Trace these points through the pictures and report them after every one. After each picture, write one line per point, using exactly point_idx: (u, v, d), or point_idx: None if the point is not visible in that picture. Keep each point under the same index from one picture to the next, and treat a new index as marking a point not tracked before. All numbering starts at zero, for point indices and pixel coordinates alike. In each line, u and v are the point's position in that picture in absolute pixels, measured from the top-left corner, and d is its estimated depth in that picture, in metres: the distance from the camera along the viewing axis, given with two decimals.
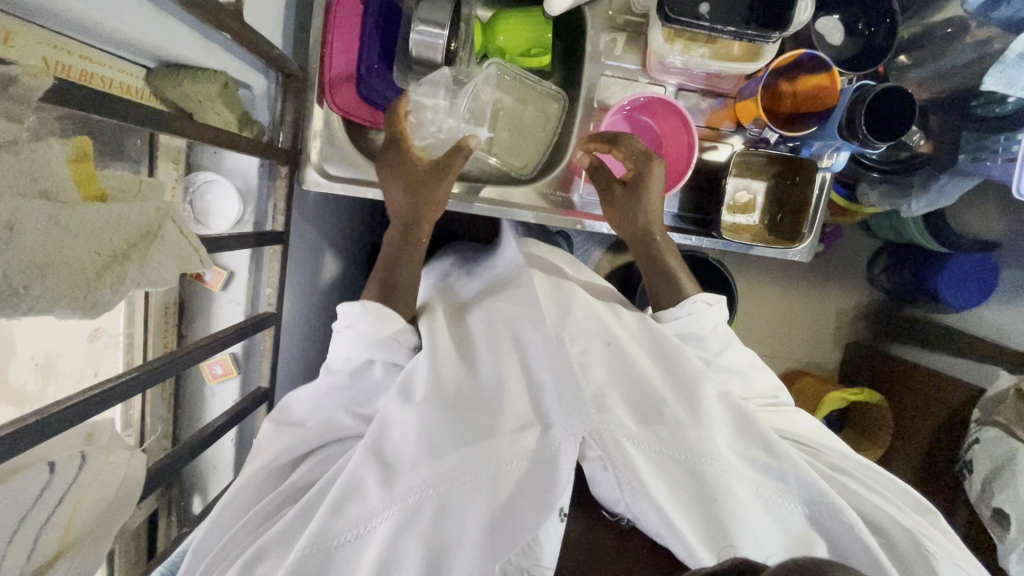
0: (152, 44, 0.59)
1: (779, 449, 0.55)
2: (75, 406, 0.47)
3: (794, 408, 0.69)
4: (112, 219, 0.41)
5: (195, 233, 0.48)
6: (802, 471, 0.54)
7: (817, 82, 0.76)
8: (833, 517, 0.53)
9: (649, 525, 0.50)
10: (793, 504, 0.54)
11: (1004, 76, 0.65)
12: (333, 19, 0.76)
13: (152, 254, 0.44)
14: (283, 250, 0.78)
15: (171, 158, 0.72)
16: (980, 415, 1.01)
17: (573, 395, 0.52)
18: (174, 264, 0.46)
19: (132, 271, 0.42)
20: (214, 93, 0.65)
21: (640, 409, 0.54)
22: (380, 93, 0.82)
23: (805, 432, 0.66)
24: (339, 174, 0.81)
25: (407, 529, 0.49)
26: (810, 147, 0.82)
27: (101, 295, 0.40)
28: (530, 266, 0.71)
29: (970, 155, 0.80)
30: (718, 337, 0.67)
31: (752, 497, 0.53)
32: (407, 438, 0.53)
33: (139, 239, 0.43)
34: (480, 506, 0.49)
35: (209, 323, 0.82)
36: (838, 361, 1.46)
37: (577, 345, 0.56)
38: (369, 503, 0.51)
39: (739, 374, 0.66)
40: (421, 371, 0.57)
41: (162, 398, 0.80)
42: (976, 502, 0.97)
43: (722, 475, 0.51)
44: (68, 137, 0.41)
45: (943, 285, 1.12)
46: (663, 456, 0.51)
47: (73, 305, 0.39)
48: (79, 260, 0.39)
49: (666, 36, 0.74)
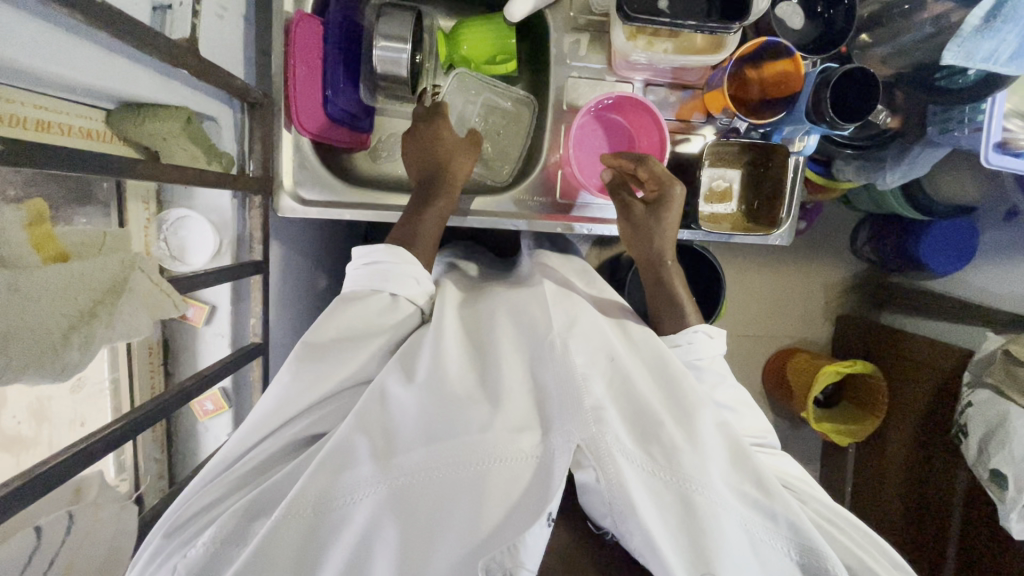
0: (108, 88, 0.58)
1: (774, 489, 0.54)
2: (63, 463, 0.46)
3: (781, 452, 0.68)
4: (74, 278, 0.40)
5: (167, 279, 0.48)
6: (793, 515, 0.53)
7: (780, 68, 0.76)
8: (816, 560, 0.52)
9: (632, 544, 0.49)
10: (779, 543, 0.53)
11: (962, 49, 0.65)
12: (293, 43, 0.75)
13: (122, 307, 0.44)
14: (263, 280, 0.77)
15: (140, 198, 0.71)
16: (970, 378, 1.03)
17: (573, 405, 0.51)
18: (146, 313, 0.46)
19: (101, 329, 0.42)
20: (178, 131, 0.64)
21: (638, 422, 0.54)
22: (349, 113, 0.82)
23: (791, 475, 0.65)
24: (314, 198, 0.80)
25: (391, 509, 0.49)
26: (780, 132, 0.82)
27: (69, 356, 0.40)
28: (546, 279, 0.72)
29: (937, 127, 0.82)
30: (710, 371, 0.68)
31: (739, 532, 0.52)
32: (408, 421, 0.54)
33: (105, 295, 0.43)
34: (466, 510, 0.48)
35: (195, 359, 0.81)
36: (829, 335, 1.47)
37: (581, 358, 0.56)
38: (358, 475, 0.52)
39: (732, 410, 0.67)
40: (427, 361, 0.59)
41: (154, 440, 0.79)
42: (974, 465, 0.98)
43: (712, 505, 0.50)
44: (23, 202, 0.43)
45: (923, 251, 1.14)
46: (656, 478, 0.51)
47: (41, 371, 0.38)
48: (43, 324, 0.38)
49: (628, 34, 0.74)
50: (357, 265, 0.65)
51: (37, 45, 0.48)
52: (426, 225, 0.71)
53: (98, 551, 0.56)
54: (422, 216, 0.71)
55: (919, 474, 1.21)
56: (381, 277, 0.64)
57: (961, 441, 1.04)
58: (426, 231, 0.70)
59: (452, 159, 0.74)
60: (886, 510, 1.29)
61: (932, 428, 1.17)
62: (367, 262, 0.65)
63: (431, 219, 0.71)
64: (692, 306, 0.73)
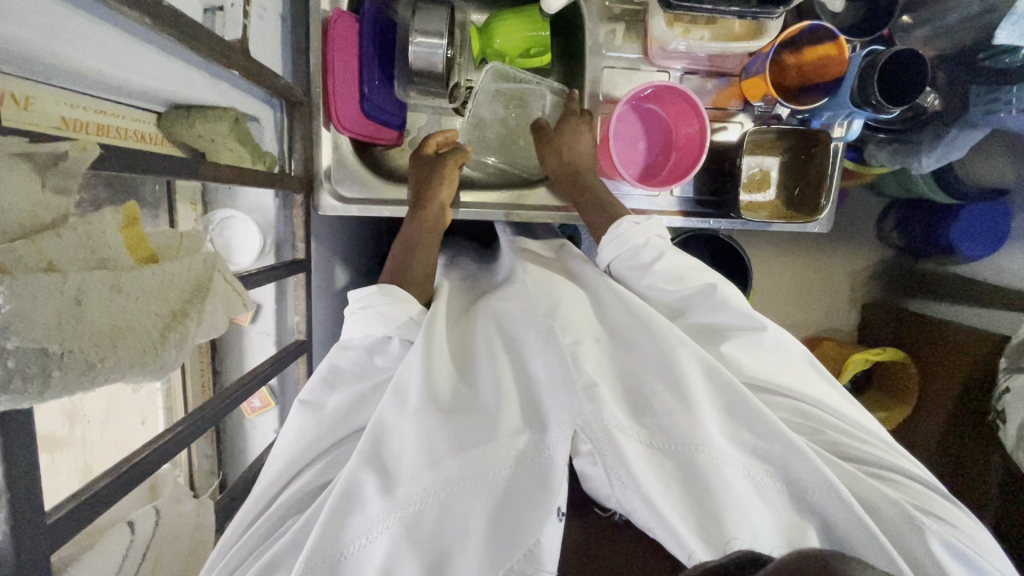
0: (162, 90, 0.58)
1: (769, 429, 0.53)
2: (147, 457, 0.47)
3: (763, 330, 0.61)
4: (166, 278, 0.39)
5: (237, 277, 0.47)
6: (795, 450, 0.52)
7: (822, 52, 0.75)
8: (828, 493, 0.52)
9: (639, 519, 0.50)
10: (778, 491, 0.54)
11: (1016, 27, 0.64)
12: (330, 41, 0.75)
13: (207, 307, 0.42)
14: (307, 278, 0.78)
15: (188, 200, 0.72)
16: (1007, 363, 1.02)
17: (564, 385, 0.54)
18: (223, 312, 0.45)
19: (193, 328, 0.40)
20: (226, 131, 0.64)
21: (631, 397, 0.55)
22: (386, 110, 0.83)
23: (796, 382, 0.61)
24: (353, 196, 0.81)
25: (407, 538, 0.49)
26: (819, 118, 0.81)
27: (167, 356, 0.38)
28: (524, 268, 0.73)
29: (982, 109, 0.79)
30: (650, 249, 0.68)
31: (745, 485, 0.52)
32: (406, 448, 0.53)
33: (192, 296, 0.41)
34: (480, 508, 0.49)
35: (241, 358, 0.82)
36: (856, 322, 1.47)
37: (569, 336, 0.58)
38: (368, 515, 0.51)
39: (675, 279, 0.65)
40: (415, 372, 0.57)
41: (205, 437, 0.80)
42: (1014, 451, 0.97)
43: (714, 461, 0.51)
44: (120, 204, 0.38)
45: (955, 237, 1.15)
46: (653, 446, 0.52)
47: (143, 370, 0.37)
48: (144, 324, 0.37)
49: (667, 22, 0.74)
50: (355, 308, 0.64)
51: (96, 46, 0.49)
52: (418, 257, 0.73)
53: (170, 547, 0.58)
54: (417, 245, 0.74)
55: (953, 457, 1.20)
56: (380, 320, 0.62)
57: (998, 426, 1.03)
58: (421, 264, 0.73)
59: (432, 189, 0.77)
60: None
61: (967, 414, 1.16)
62: (362, 306, 0.64)
63: (420, 261, 0.73)
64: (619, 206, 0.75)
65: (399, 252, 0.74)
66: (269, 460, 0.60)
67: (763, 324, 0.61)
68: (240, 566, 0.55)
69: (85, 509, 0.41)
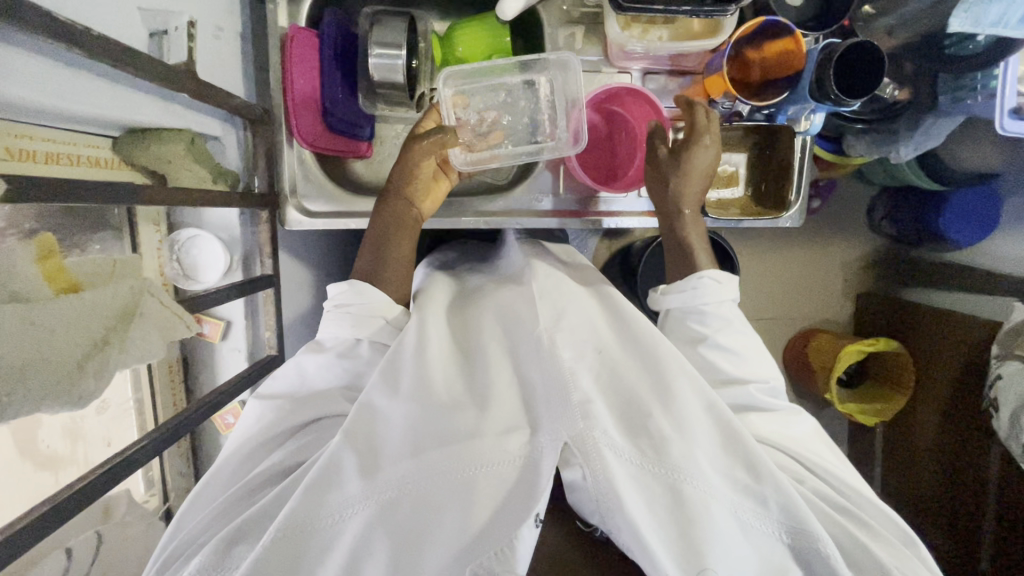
0: (111, 117, 0.59)
1: (764, 470, 0.55)
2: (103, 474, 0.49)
3: (795, 414, 0.68)
4: (87, 305, 0.42)
5: (176, 302, 0.51)
6: (784, 497, 0.54)
7: (781, 46, 0.74)
8: (807, 544, 0.54)
9: (621, 540, 0.50)
10: (768, 527, 0.55)
11: (970, 14, 0.63)
12: (289, 57, 0.75)
13: (135, 333, 0.45)
14: (275, 293, 0.78)
15: (150, 221, 0.71)
16: (1000, 350, 1.01)
17: (561, 402, 0.52)
18: (159, 336, 0.48)
19: (117, 355, 0.44)
20: (182, 152, 0.66)
21: (628, 417, 0.55)
22: (351, 122, 0.82)
23: (796, 442, 0.65)
24: (319, 210, 0.81)
25: (380, 522, 0.51)
26: (784, 113, 0.80)
27: (88, 385, 0.41)
28: (535, 275, 0.69)
29: (949, 96, 0.80)
30: (718, 314, 0.67)
31: (729, 518, 0.53)
32: (394, 433, 0.55)
33: (118, 321, 0.44)
34: (456, 519, 0.49)
35: (214, 373, 0.83)
36: (850, 313, 1.46)
37: (569, 351, 0.57)
38: (345, 493, 0.53)
39: (738, 355, 0.66)
40: (410, 368, 0.59)
41: (179, 454, 0.82)
42: (1007, 440, 0.96)
43: (700, 495, 0.51)
44: (34, 237, 0.44)
45: (946, 223, 1.12)
46: (642, 468, 0.52)
47: (63, 400, 0.40)
48: (66, 355, 0.40)
49: (623, 23, 0.73)
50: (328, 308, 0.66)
51: (39, 81, 0.50)
52: (390, 249, 0.70)
53: None
54: (391, 238, 0.71)
55: (947, 446, 1.19)
56: (352, 320, 0.65)
57: (992, 415, 1.02)
58: (392, 258, 0.70)
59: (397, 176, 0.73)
60: (916, 488, 1.27)
61: (961, 403, 1.15)
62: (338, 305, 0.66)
63: (399, 254, 0.71)
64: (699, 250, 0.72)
65: (371, 251, 0.71)
66: (234, 436, 0.63)
67: (800, 410, 0.69)
68: (210, 528, 0.58)
69: (35, 528, 0.42)
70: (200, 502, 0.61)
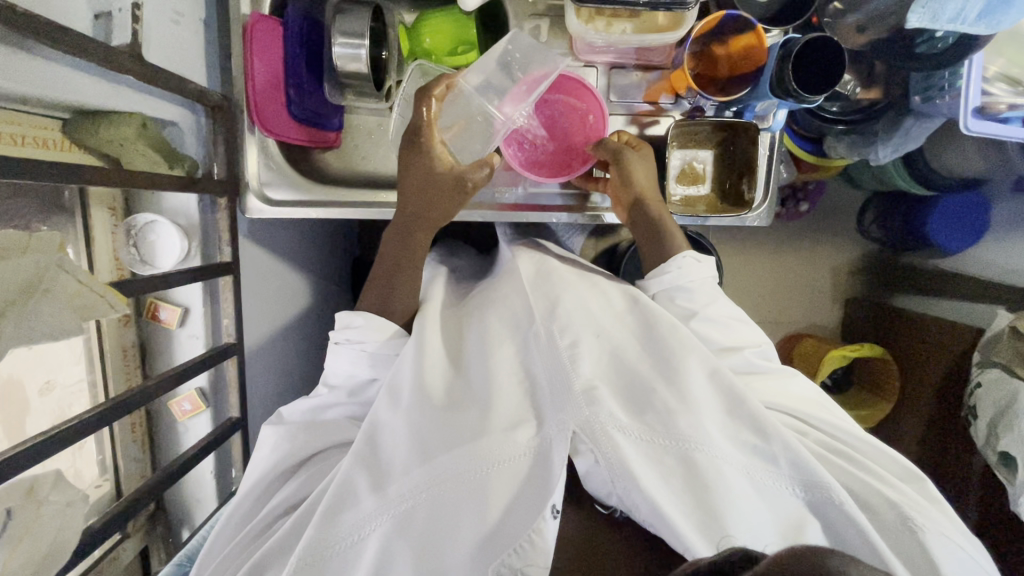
0: (55, 97, 0.60)
1: (769, 429, 0.55)
2: (30, 448, 0.49)
3: (790, 375, 0.68)
4: None
5: (95, 281, 0.54)
6: (792, 452, 0.54)
7: (745, 42, 0.73)
8: (821, 496, 0.54)
9: (641, 515, 0.50)
10: (785, 486, 0.55)
11: (927, 10, 0.62)
12: (250, 44, 0.75)
13: (39, 307, 0.49)
14: (234, 280, 0.78)
15: (105, 204, 0.73)
16: (979, 358, 0.98)
17: (563, 389, 0.54)
18: (72, 312, 0.51)
19: (11, 327, 0.47)
20: (132, 135, 0.66)
21: (631, 395, 0.56)
22: (314, 112, 0.81)
23: (794, 400, 0.66)
24: (281, 198, 0.82)
25: (398, 536, 0.51)
26: (752, 109, 0.80)
27: None
28: (523, 265, 0.73)
29: (922, 95, 0.79)
30: (700, 289, 0.69)
31: (744, 481, 0.53)
32: (400, 448, 0.56)
33: (18, 295, 0.47)
34: (472, 520, 0.50)
35: (172, 359, 0.83)
36: (839, 320, 1.42)
37: (567, 338, 0.59)
38: (360, 511, 0.54)
39: (723, 325, 0.68)
40: (408, 375, 0.60)
41: (133, 438, 0.82)
42: (982, 446, 0.95)
43: (712, 459, 0.52)
44: None
45: (932, 229, 1.09)
46: (654, 443, 0.53)
47: None
48: None
49: (586, 17, 0.71)
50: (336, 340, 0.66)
51: None
52: (399, 273, 0.70)
53: (39, 548, 0.57)
54: (401, 262, 0.71)
55: (934, 454, 1.17)
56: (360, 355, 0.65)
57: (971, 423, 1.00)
58: (398, 262, 0.71)
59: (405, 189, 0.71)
60: None
61: (945, 410, 1.13)
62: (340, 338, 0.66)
63: (405, 267, 0.71)
64: (675, 232, 0.74)
65: (383, 278, 0.71)
66: (248, 474, 0.65)
67: (792, 372, 0.69)
68: (235, 559, 0.61)
69: None
70: (224, 516, 0.64)
